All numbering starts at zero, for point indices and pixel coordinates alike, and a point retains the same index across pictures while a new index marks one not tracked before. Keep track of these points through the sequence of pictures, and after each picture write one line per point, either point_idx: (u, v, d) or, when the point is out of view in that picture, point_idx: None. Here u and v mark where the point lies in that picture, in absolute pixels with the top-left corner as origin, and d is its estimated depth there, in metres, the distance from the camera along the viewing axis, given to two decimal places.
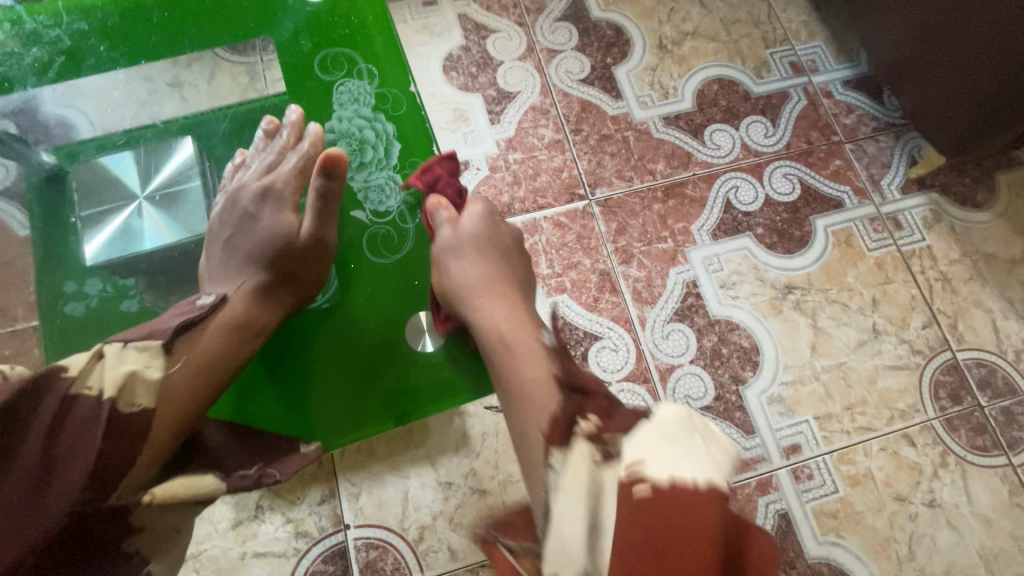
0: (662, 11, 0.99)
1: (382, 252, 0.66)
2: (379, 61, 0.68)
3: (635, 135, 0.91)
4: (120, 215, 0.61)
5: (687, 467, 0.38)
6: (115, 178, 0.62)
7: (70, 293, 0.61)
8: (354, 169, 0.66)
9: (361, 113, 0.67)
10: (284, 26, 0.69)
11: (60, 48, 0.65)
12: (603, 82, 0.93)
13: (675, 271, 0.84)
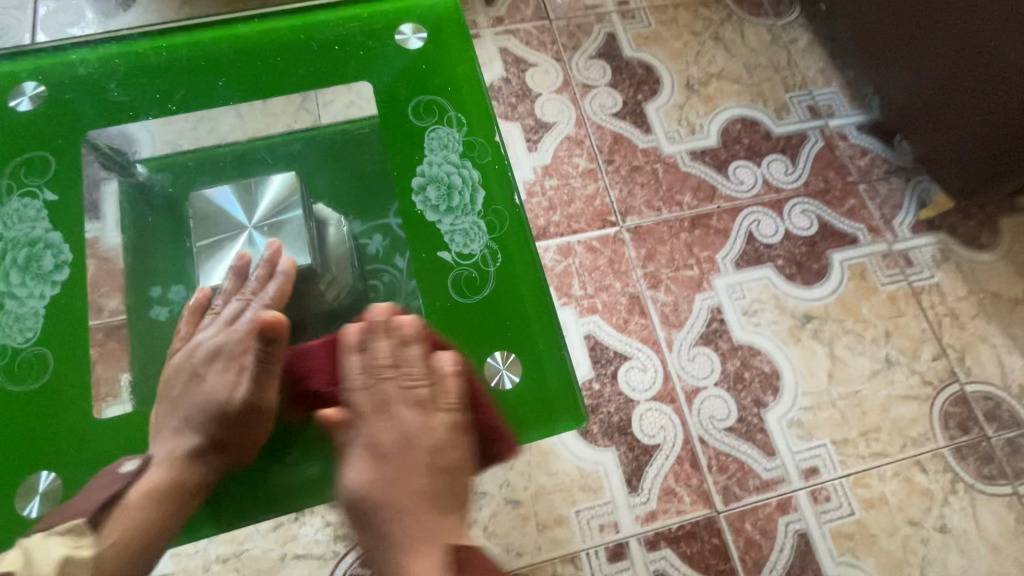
0: (690, 53, 1.05)
1: (464, 293, 0.60)
2: (467, 110, 0.64)
3: (663, 167, 0.96)
4: (235, 243, 0.59)
5: None
6: (219, 209, 0.60)
7: (155, 298, 0.62)
8: (442, 213, 0.62)
9: (450, 159, 0.63)
10: (378, 70, 0.65)
11: (143, 61, 0.63)
12: (634, 117, 0.99)
13: (700, 297, 0.88)
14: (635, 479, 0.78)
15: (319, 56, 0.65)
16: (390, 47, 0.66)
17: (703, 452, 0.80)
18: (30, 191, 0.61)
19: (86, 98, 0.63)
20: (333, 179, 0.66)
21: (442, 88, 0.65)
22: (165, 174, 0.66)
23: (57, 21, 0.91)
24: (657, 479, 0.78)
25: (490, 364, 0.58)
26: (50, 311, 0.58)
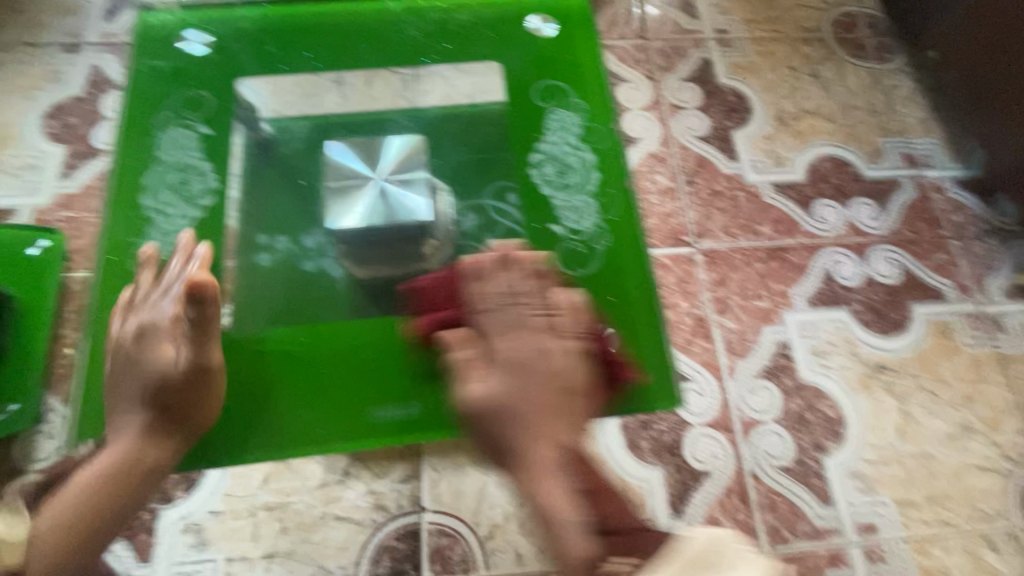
0: (784, 87, 1.04)
1: (572, 266, 0.56)
2: (592, 98, 0.60)
3: (745, 196, 0.95)
4: (364, 196, 0.54)
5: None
6: (349, 165, 0.55)
7: (261, 244, 0.60)
8: (557, 188, 0.59)
9: (569, 140, 0.59)
10: (512, 48, 0.62)
11: (279, 16, 0.62)
12: (721, 142, 0.99)
13: (769, 330, 0.86)
14: (679, 503, 0.76)
15: (461, 35, 0.62)
16: (524, 33, 0.62)
17: (754, 488, 0.77)
18: (188, 123, 0.59)
19: (241, 50, 0.62)
20: (463, 141, 0.63)
21: (569, 72, 0.61)
22: (304, 124, 0.65)
23: None
24: (702, 506, 0.76)
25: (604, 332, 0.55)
26: (193, 232, 0.57)
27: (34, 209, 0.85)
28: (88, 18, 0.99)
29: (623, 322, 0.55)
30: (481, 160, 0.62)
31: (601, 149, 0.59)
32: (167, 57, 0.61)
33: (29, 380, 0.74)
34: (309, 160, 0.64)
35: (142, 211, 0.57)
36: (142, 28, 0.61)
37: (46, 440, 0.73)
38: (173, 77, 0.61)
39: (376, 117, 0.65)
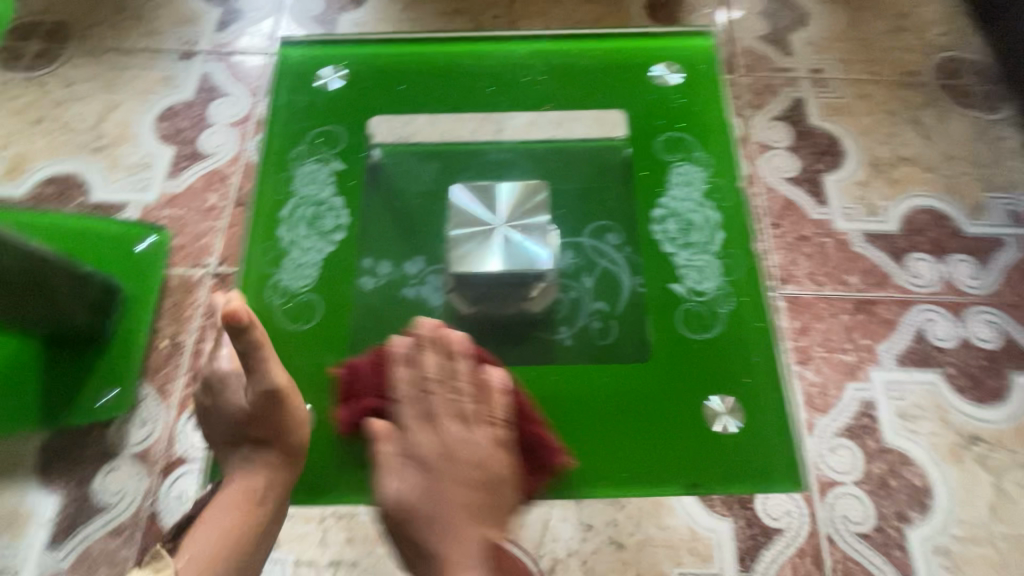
0: (881, 132, 1.00)
1: (693, 330, 0.53)
2: (717, 152, 0.58)
3: (833, 243, 0.92)
4: (485, 243, 0.51)
5: None
6: (469, 209, 0.52)
7: (363, 268, 0.56)
8: (679, 246, 0.56)
9: (692, 196, 0.57)
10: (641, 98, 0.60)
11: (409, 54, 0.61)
12: (810, 185, 0.96)
13: (853, 386, 0.82)
14: (749, 558, 0.73)
15: (596, 81, 0.60)
16: (652, 82, 0.60)
17: (829, 552, 0.74)
18: (322, 159, 0.58)
19: (376, 82, 0.60)
20: (576, 180, 0.62)
21: (697, 126, 0.59)
22: (435, 164, 0.62)
23: (300, 8, 1.08)
24: (773, 565, 0.73)
25: (707, 405, 0.50)
26: (325, 266, 0.55)
27: (143, 206, 0.91)
28: (203, 29, 1.05)
29: (748, 399, 0.50)
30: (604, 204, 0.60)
31: (726, 209, 0.57)
32: (306, 94, 0.60)
33: (129, 367, 0.78)
34: (428, 189, 0.61)
35: (275, 245, 0.55)
36: (282, 63, 0.61)
37: (137, 425, 0.76)
38: (309, 111, 0.59)
39: (497, 152, 0.63)
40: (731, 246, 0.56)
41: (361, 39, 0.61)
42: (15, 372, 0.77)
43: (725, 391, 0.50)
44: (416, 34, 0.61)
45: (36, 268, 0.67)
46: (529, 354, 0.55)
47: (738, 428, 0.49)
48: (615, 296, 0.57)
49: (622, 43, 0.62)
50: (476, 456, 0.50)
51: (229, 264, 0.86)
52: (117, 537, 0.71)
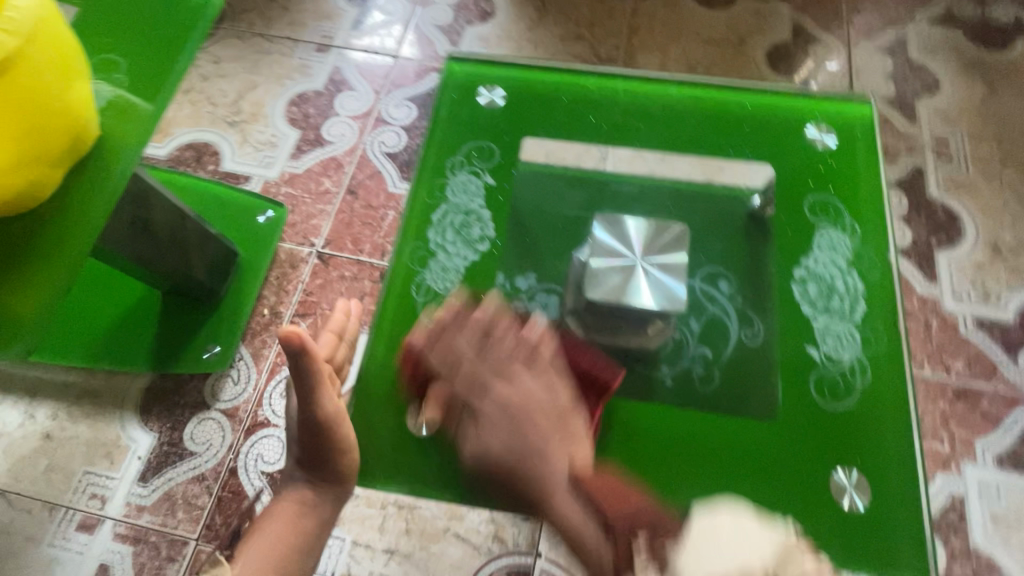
0: (1006, 216, 0.95)
1: (826, 398, 0.52)
2: (865, 222, 0.58)
3: (939, 323, 0.87)
4: (622, 275, 0.50)
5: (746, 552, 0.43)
6: (608, 237, 0.52)
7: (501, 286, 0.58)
8: (818, 309, 0.55)
9: (835, 262, 0.57)
10: (791, 156, 0.60)
11: (570, 84, 0.64)
12: (921, 260, 0.91)
13: (942, 478, 0.78)
14: None
15: (749, 136, 0.61)
16: (802, 143, 0.61)
17: None
18: (476, 170, 0.61)
19: (535, 108, 0.63)
20: (708, 224, 0.61)
21: (846, 190, 0.59)
22: (579, 192, 0.62)
23: (430, 16, 1.13)
24: None
25: (834, 477, 0.49)
26: (468, 272, 0.58)
27: (264, 180, 0.98)
28: (340, 25, 1.12)
29: (878, 478, 0.49)
30: (741, 256, 0.59)
31: (871, 279, 0.56)
32: (468, 109, 0.63)
33: (232, 328, 0.84)
34: (567, 214, 0.61)
35: (424, 245, 0.58)
36: (448, 75, 0.64)
37: (230, 383, 0.82)
38: (469, 124, 0.63)
39: (638, 188, 0.61)
40: (872, 318, 0.55)
41: (524, 64, 0.64)
42: (133, 315, 0.83)
43: (853, 467, 0.50)
44: (579, 66, 0.64)
45: (177, 222, 0.74)
46: (628, 389, 0.55)
47: (864, 506, 0.48)
48: (726, 345, 0.56)
49: (779, 100, 0.62)
50: (546, 404, 0.52)
51: (333, 247, 0.92)
52: (200, 483, 0.76)
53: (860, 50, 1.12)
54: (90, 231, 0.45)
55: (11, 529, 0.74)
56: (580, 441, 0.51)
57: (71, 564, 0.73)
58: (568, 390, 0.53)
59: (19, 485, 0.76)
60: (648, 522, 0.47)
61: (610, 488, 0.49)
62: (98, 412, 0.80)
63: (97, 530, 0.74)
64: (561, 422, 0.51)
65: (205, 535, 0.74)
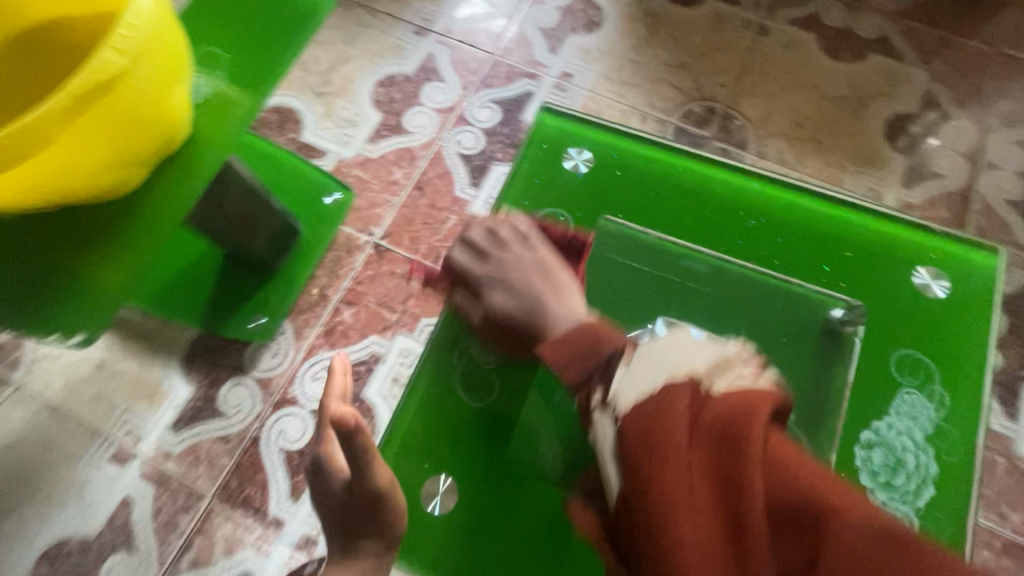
0: None
1: None
2: (956, 389, 0.53)
3: (1005, 465, 0.79)
4: None
5: (667, 358, 0.47)
6: None
7: None
8: (879, 483, 0.51)
9: (911, 431, 0.52)
10: (885, 299, 0.56)
11: (665, 165, 0.60)
12: (1003, 391, 0.83)
13: None
14: None
15: (843, 266, 0.57)
16: (903, 284, 0.56)
17: None
18: None
19: (620, 183, 0.60)
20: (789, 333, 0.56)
21: (940, 348, 0.54)
22: (657, 275, 0.58)
23: (536, 17, 1.09)
24: None
25: None
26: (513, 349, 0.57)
27: (339, 159, 0.98)
28: (443, 10, 1.09)
29: None
30: (810, 380, 0.54)
31: (947, 463, 0.51)
32: (550, 170, 0.61)
33: (280, 303, 0.86)
34: (637, 300, 0.58)
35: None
36: (539, 128, 0.62)
37: (269, 354, 0.85)
38: (547, 188, 0.61)
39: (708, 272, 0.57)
40: (937, 506, 0.50)
41: (618, 129, 0.62)
42: (191, 271, 0.85)
43: None
44: (674, 144, 0.61)
45: (249, 196, 0.75)
46: None
47: None
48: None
49: (884, 226, 0.57)
50: (533, 264, 0.53)
51: (391, 241, 0.92)
52: (224, 443, 0.80)
53: (995, 139, 1.00)
54: (169, 219, 0.46)
55: (55, 445, 0.81)
56: (566, 291, 0.52)
57: (100, 490, 0.79)
58: (541, 249, 0.54)
59: (68, 405, 0.82)
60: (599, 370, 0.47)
61: (594, 328, 0.49)
62: (147, 353, 0.85)
63: (127, 465, 0.80)
64: (544, 277, 0.52)
65: (220, 494, 0.78)
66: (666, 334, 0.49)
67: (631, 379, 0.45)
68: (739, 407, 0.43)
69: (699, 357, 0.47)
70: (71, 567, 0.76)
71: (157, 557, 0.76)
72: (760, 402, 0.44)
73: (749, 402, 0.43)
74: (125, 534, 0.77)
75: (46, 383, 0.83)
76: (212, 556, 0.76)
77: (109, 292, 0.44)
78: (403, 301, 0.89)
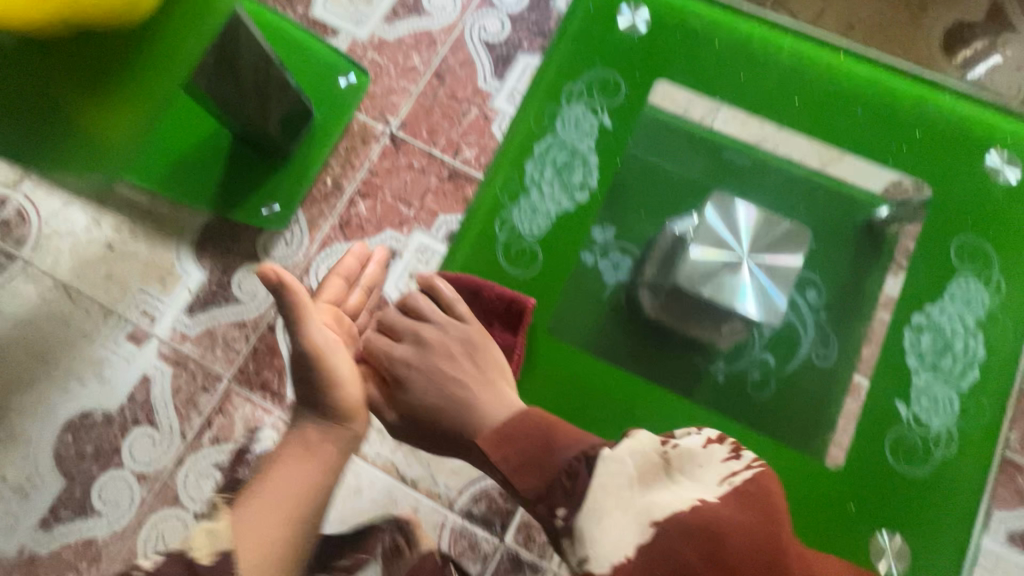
0: None
1: None
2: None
3: None
4: (731, 270, 0.59)
5: (623, 503, 0.49)
6: (723, 238, 0.61)
7: (591, 242, 0.74)
8: None
9: None
10: (887, 154, 0.72)
11: (712, 34, 0.75)
12: None
13: None
14: None
15: (867, 112, 0.72)
16: (865, 215, 0.75)
17: None
18: (592, 113, 0.76)
19: (661, 49, 0.76)
20: (837, 243, 0.74)
21: (935, 218, 0.72)
22: (699, 157, 0.76)
23: None
24: None
25: (877, 538, 0.65)
26: (556, 218, 0.74)
27: (352, 40, 0.91)
28: None
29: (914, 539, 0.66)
30: (831, 268, 0.74)
31: None
32: (604, 33, 0.76)
33: (293, 191, 0.83)
34: (656, 199, 0.75)
35: (522, 183, 0.74)
36: None
37: (283, 244, 0.83)
38: (600, 48, 0.76)
39: (752, 162, 0.75)
40: None
41: None
42: (197, 152, 0.81)
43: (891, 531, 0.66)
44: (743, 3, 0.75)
45: (262, 65, 0.69)
46: (679, 369, 0.71)
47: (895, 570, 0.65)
48: (790, 359, 0.72)
49: (884, 76, 0.73)
50: (463, 329, 0.68)
51: (408, 132, 0.87)
52: (240, 330, 0.80)
53: None
54: (180, 74, 0.50)
55: (70, 322, 0.80)
56: (501, 372, 0.66)
57: (119, 367, 0.79)
58: (474, 324, 0.69)
59: (80, 284, 0.81)
60: (559, 487, 0.52)
61: (542, 429, 0.58)
62: (157, 235, 0.83)
63: (144, 345, 0.80)
64: (470, 357, 0.66)
65: (238, 377, 0.79)
66: (627, 441, 0.55)
67: (608, 525, 0.48)
68: (764, 532, 0.48)
69: (661, 491, 0.51)
70: (93, 437, 0.77)
71: (178, 432, 0.78)
72: (769, 510, 0.50)
73: (759, 509, 0.50)
74: (146, 409, 0.78)
75: (56, 261, 0.82)
76: (232, 433, 0.78)
77: (118, 137, 0.50)
78: (420, 196, 0.85)
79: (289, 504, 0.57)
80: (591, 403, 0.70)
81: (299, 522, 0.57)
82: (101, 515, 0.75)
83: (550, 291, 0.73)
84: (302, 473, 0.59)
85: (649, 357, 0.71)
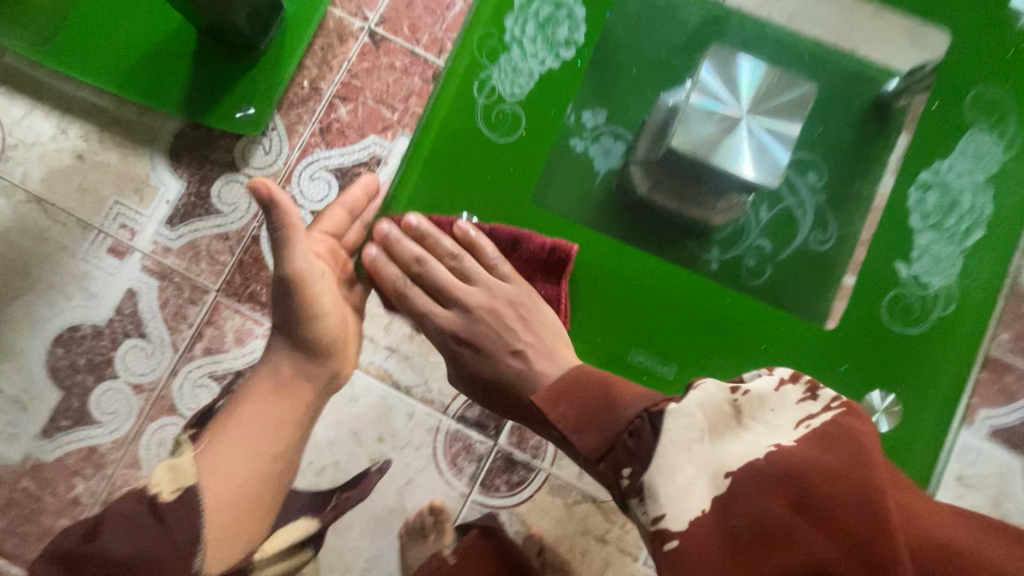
0: None
1: None
2: None
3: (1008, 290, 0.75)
4: (728, 129, 0.56)
5: (685, 453, 0.44)
6: (715, 96, 0.57)
7: (575, 119, 0.73)
8: None
9: None
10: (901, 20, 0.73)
11: None
12: None
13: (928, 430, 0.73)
14: None
15: None
16: (875, 91, 0.74)
17: None
18: None
19: None
20: (850, 121, 0.74)
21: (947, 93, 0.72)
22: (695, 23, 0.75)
23: None
24: None
25: (870, 401, 0.69)
26: (536, 83, 0.72)
27: None
28: None
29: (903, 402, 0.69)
30: (827, 139, 0.74)
31: None
32: None
33: (266, 92, 0.78)
34: (645, 69, 0.74)
35: (504, 40, 0.72)
36: None
37: (261, 151, 0.79)
38: None
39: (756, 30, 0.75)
40: None
41: None
42: (164, 52, 0.76)
43: (887, 398, 0.69)
44: None
45: None
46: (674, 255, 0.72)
47: (887, 428, 0.68)
48: (786, 246, 0.72)
49: None
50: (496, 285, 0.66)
51: (387, 29, 0.81)
52: (224, 242, 0.78)
53: None
54: None
55: (48, 236, 0.78)
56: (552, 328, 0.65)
57: (104, 281, 0.78)
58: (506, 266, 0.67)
59: (55, 196, 0.78)
60: (623, 444, 0.48)
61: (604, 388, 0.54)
62: (130, 144, 0.79)
63: (127, 259, 0.78)
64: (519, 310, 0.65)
65: (226, 289, 0.78)
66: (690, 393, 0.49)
67: (675, 485, 0.43)
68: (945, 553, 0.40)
69: (745, 449, 0.44)
70: (85, 350, 0.77)
71: (170, 343, 0.78)
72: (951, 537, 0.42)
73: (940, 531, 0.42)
74: (136, 322, 0.78)
75: (25, 173, 0.78)
76: (224, 344, 0.78)
77: None
78: (403, 100, 0.80)
79: (268, 433, 0.57)
80: (588, 295, 0.71)
81: (279, 457, 0.57)
82: (101, 425, 0.76)
83: (532, 159, 0.71)
84: (261, 407, 0.58)
85: (636, 235, 0.72)
